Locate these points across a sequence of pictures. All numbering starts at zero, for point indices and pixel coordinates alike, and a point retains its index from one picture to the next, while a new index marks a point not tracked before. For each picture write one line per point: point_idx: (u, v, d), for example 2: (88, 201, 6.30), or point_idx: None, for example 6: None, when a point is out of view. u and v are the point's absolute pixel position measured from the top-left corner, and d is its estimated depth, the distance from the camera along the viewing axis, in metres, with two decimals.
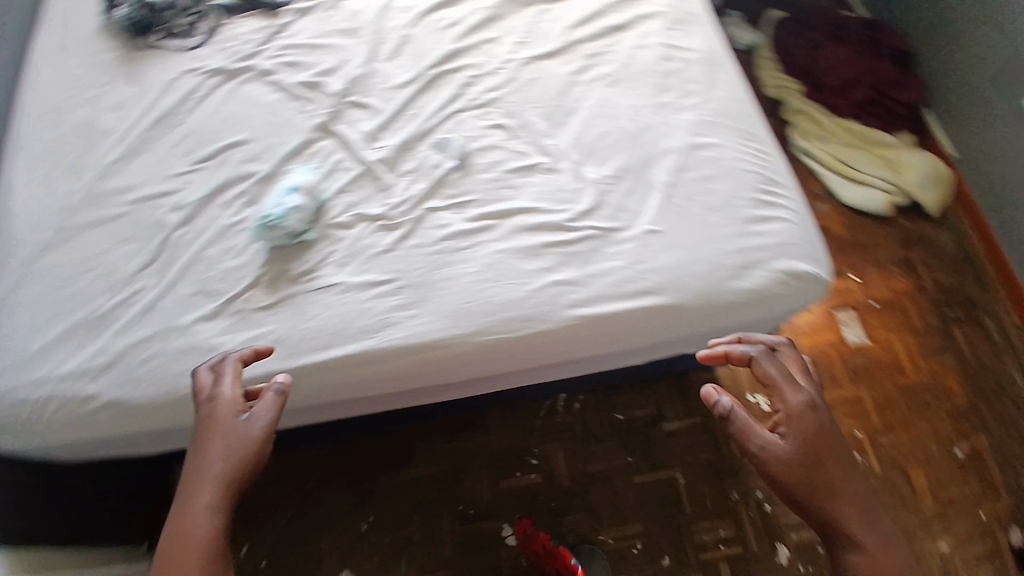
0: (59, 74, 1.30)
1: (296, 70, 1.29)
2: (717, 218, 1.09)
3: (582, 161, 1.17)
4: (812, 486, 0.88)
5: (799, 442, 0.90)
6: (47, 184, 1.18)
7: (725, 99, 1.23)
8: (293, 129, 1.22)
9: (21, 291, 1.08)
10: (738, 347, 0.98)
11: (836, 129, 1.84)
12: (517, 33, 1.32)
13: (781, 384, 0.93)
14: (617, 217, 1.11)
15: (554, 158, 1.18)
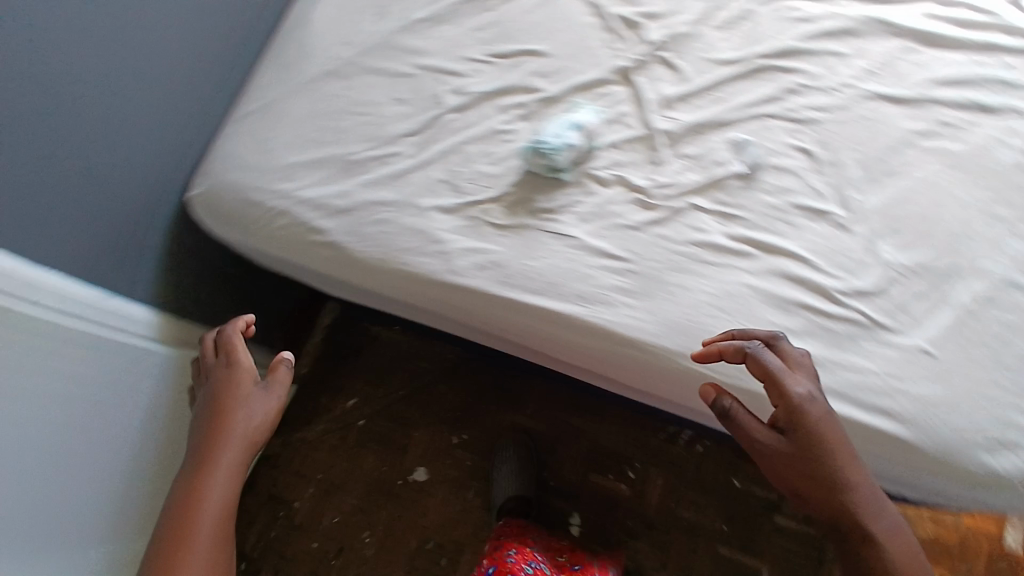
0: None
1: (622, 0, 1.17)
2: (1005, 380, 0.93)
3: (881, 235, 1.02)
4: (810, 486, 0.84)
5: (796, 437, 0.85)
6: (349, 10, 1.16)
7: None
8: (594, 61, 1.13)
9: (290, 101, 1.08)
10: (730, 342, 0.89)
11: None
12: (871, 60, 1.13)
13: (779, 378, 0.85)
14: (894, 315, 0.98)
15: (851, 216, 1.03)
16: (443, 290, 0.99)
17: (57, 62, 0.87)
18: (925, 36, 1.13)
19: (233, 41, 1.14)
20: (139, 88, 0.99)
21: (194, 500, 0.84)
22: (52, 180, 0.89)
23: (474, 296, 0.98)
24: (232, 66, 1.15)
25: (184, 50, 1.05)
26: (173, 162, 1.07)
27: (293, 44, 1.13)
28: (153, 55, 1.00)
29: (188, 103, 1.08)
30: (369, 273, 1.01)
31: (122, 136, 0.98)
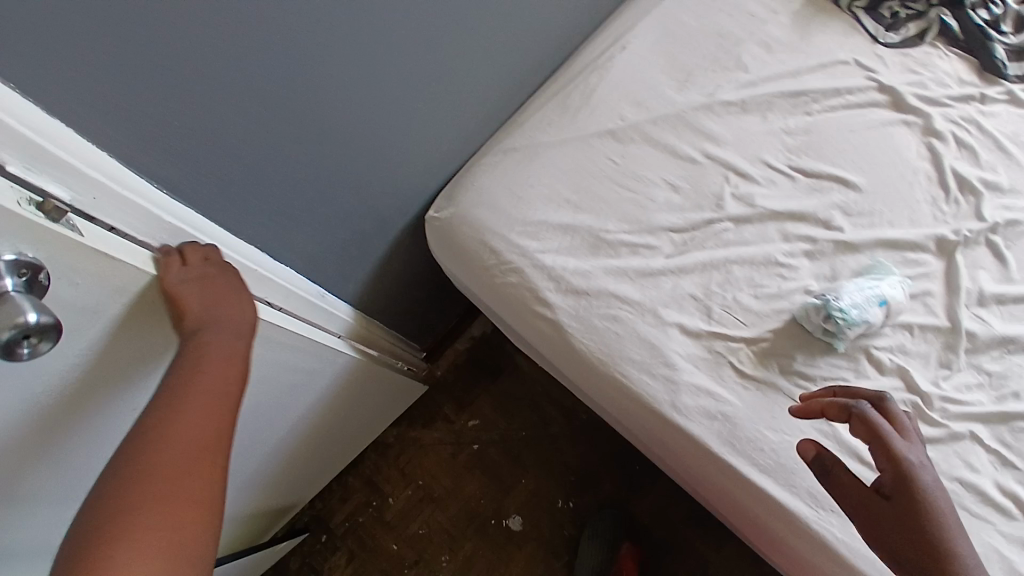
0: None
1: (962, 156, 1.03)
2: None
3: None
4: (915, 556, 0.72)
5: (898, 502, 0.73)
6: (656, 71, 1.09)
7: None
8: (911, 215, 0.98)
9: (563, 152, 1.03)
10: (833, 401, 0.79)
11: None
12: None
13: (887, 441, 0.74)
14: None
15: None
16: (660, 426, 0.89)
17: (406, 73, 0.84)
18: None
19: (527, 62, 1.08)
20: (444, 106, 0.96)
21: (173, 408, 0.59)
22: (344, 183, 0.86)
23: (687, 444, 0.88)
24: (516, 87, 1.09)
25: (494, 71, 1.01)
26: (431, 177, 1.04)
27: (582, 86, 1.07)
28: (468, 76, 0.97)
29: (466, 124, 1.04)
30: (583, 369, 0.93)
31: (410, 149, 0.95)
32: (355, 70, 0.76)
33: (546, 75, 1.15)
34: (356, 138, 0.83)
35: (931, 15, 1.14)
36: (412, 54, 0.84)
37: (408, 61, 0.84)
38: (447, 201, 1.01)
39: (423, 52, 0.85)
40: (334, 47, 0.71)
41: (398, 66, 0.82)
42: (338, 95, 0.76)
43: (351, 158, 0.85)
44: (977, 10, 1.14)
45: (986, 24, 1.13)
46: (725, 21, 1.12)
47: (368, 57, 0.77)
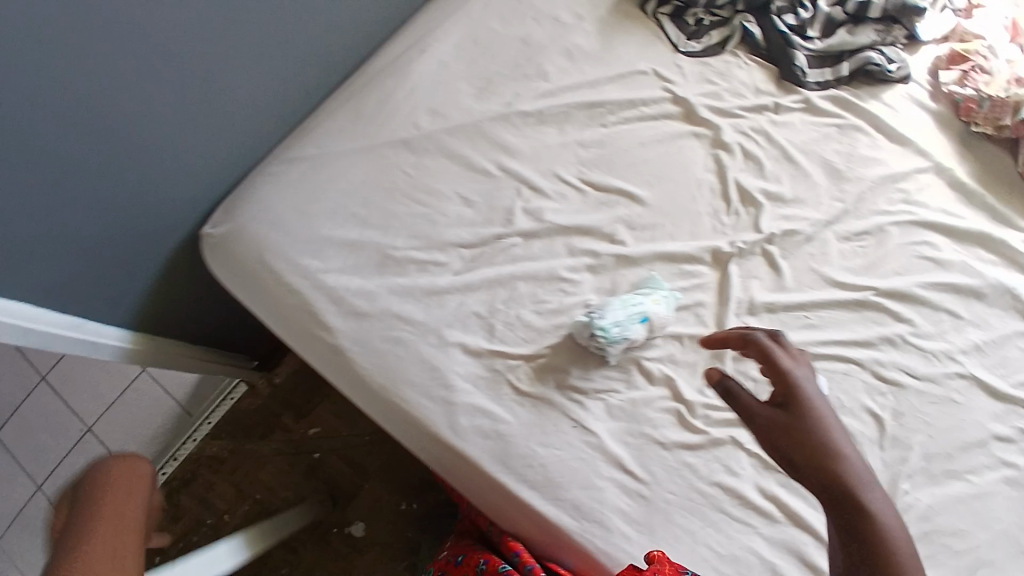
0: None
1: (748, 167, 1.04)
2: None
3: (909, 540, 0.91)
4: (815, 466, 0.63)
5: (789, 415, 0.67)
6: (454, 77, 1.05)
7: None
8: (691, 229, 1.01)
9: (351, 162, 0.99)
10: (735, 331, 0.77)
11: None
12: (983, 335, 1.02)
13: (780, 355, 0.71)
14: None
15: None
16: (441, 448, 0.90)
17: (138, 82, 0.82)
18: None
19: (312, 64, 1.03)
20: (210, 113, 0.93)
21: None
22: (90, 195, 0.84)
23: (466, 466, 0.90)
24: (306, 89, 1.05)
25: (269, 76, 0.98)
26: (211, 186, 1.00)
27: (377, 91, 1.03)
28: (235, 84, 0.94)
29: (248, 128, 1.00)
30: (367, 394, 0.92)
31: (177, 159, 0.92)
32: (65, 82, 0.74)
33: (343, 76, 1.09)
34: (91, 149, 0.81)
35: (735, 23, 1.11)
36: (143, 65, 0.81)
37: (124, 66, 0.79)
38: (226, 215, 0.97)
39: (158, 59, 0.83)
40: (20, 57, 0.69)
41: (127, 74, 0.80)
42: (35, 107, 0.73)
43: (92, 168, 0.82)
44: (785, 15, 1.11)
45: (791, 31, 1.10)
46: (531, 24, 1.09)
47: (77, 67, 0.75)
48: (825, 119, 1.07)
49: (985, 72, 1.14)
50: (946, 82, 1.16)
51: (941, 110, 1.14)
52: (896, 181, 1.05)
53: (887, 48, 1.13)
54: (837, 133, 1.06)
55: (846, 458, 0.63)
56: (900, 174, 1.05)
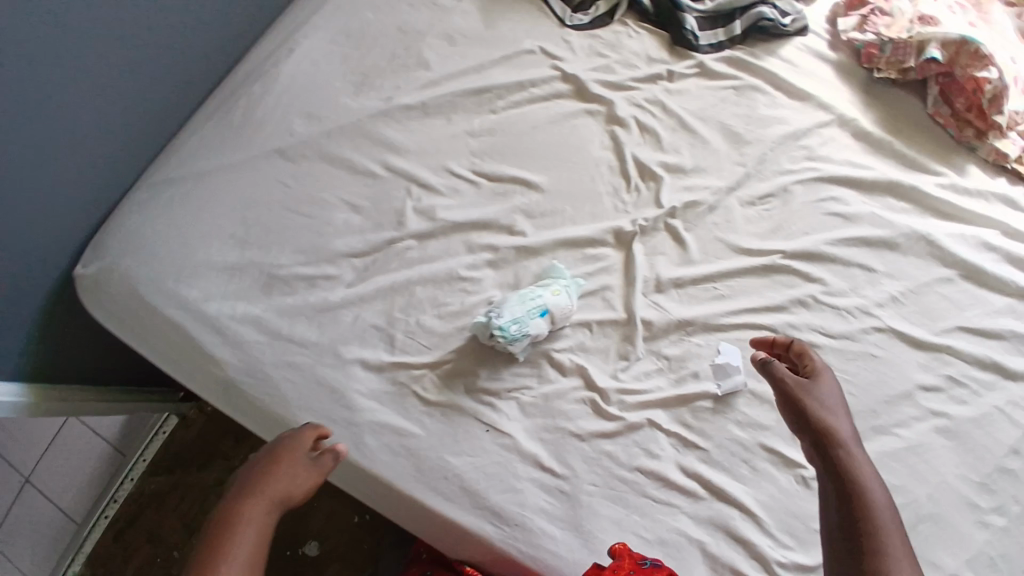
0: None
1: (645, 142, 1.01)
2: None
3: None
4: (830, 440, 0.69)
5: (796, 377, 0.74)
6: (327, 77, 0.99)
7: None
8: (593, 211, 0.97)
9: (223, 179, 0.93)
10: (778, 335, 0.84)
11: None
12: (902, 284, 0.99)
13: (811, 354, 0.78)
14: None
15: None
16: (351, 470, 0.86)
17: None
18: (959, 269, 1.02)
19: (168, 76, 0.97)
20: (65, 139, 0.86)
21: None
22: None
23: (377, 485, 0.86)
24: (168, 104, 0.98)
25: (121, 93, 0.91)
26: (79, 220, 0.93)
27: (245, 99, 0.97)
28: (86, 103, 0.87)
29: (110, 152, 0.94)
30: (267, 423, 0.88)
31: (38, 194, 0.85)
32: None
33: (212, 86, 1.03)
34: None
35: None
36: None
37: None
38: (97, 251, 0.91)
39: (8, 78, 0.76)
40: None
41: None
42: None
43: None
44: None
45: None
46: (407, 12, 1.04)
47: None
48: (718, 82, 1.04)
49: (886, 14, 1.11)
50: (846, 29, 1.13)
51: (842, 59, 1.10)
52: (799, 138, 1.03)
53: (779, 1, 1.10)
54: (734, 95, 1.04)
55: (841, 415, 0.71)
56: (803, 130, 1.03)
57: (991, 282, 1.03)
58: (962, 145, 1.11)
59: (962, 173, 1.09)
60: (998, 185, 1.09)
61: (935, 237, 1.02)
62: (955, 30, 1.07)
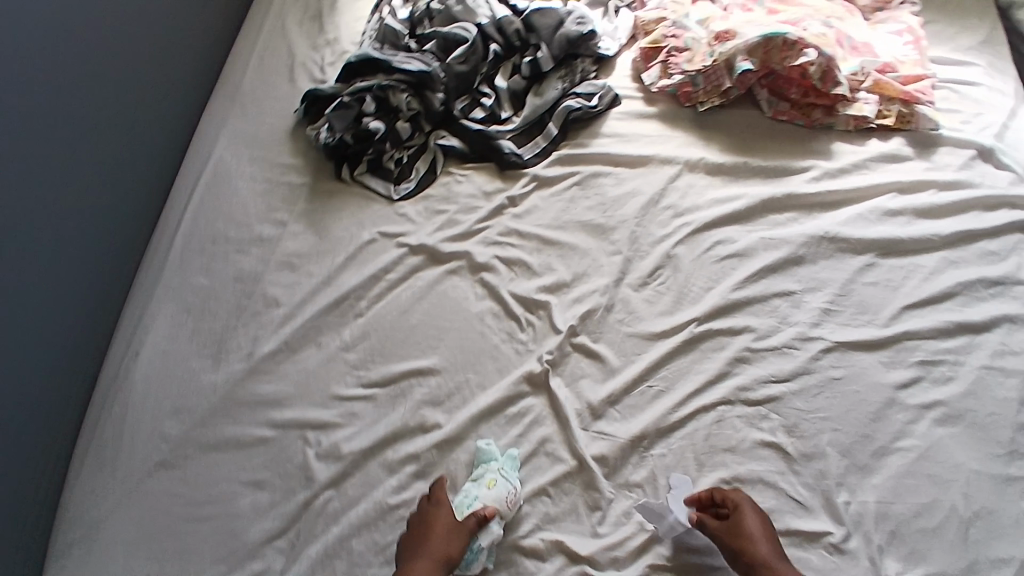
0: (231, 197, 1.07)
1: (516, 274, 0.97)
2: None
3: (884, 545, 0.79)
4: None
5: (730, 529, 0.75)
6: (184, 360, 0.93)
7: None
8: (498, 368, 0.90)
9: (119, 518, 0.82)
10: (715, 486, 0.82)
11: None
12: (827, 291, 0.95)
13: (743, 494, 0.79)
14: None
15: (847, 529, 0.79)
16: None
17: None
18: (872, 248, 0.98)
19: (29, 423, 0.85)
20: None
21: None
22: None
23: None
24: (41, 458, 0.86)
25: None
26: None
27: (110, 424, 0.89)
28: None
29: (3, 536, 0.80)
30: None
31: None
32: None
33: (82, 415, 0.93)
34: None
35: (431, 144, 1.07)
36: None
37: None
38: None
39: None
40: None
41: None
42: None
43: None
44: (473, 111, 1.09)
45: (485, 123, 1.08)
46: (237, 259, 1.01)
47: None
48: (559, 187, 1.04)
49: (682, 50, 1.11)
50: (653, 81, 1.11)
51: (664, 107, 1.11)
52: (659, 200, 1.03)
53: (582, 85, 1.11)
54: (580, 189, 1.04)
55: (762, 544, 0.73)
56: (658, 193, 1.03)
57: (910, 246, 0.99)
58: (821, 128, 1.09)
59: (832, 155, 1.06)
60: (871, 149, 1.07)
61: (833, 233, 0.99)
62: (754, 35, 1.05)
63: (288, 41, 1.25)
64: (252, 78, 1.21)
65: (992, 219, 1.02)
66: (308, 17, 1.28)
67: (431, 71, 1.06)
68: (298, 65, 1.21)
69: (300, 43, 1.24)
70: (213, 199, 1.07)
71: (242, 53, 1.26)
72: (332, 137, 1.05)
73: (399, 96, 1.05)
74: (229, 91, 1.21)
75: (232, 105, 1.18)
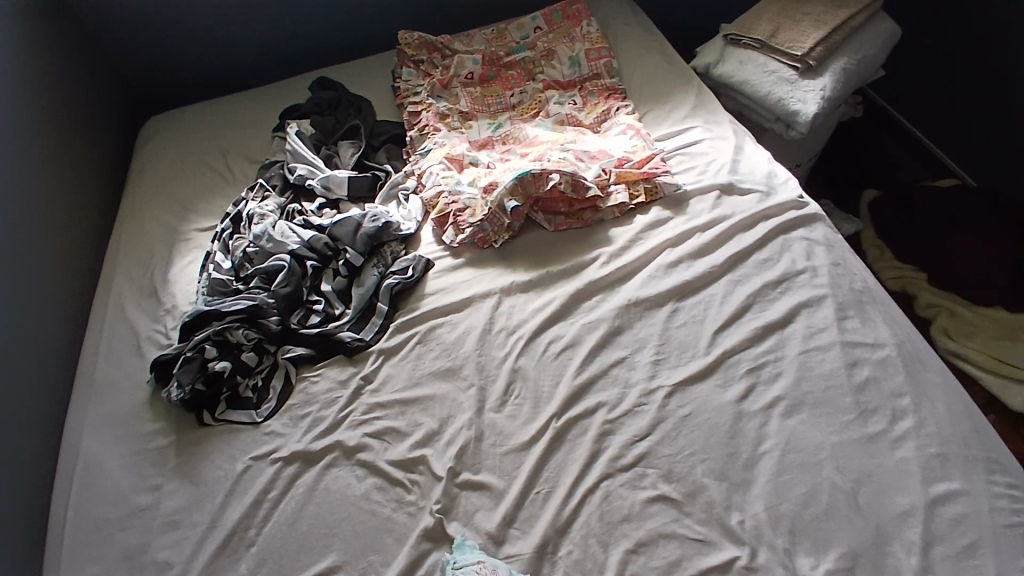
0: (104, 480, 1.08)
1: (389, 442, 1.03)
2: None
3: (788, 547, 0.83)
4: None
5: None
6: None
7: (948, 419, 0.94)
8: (395, 537, 0.92)
9: None
10: None
11: (981, 321, 1.61)
12: (651, 347, 1.08)
13: None
14: None
15: (751, 547, 0.84)
16: None
17: None
18: (677, 296, 1.16)
19: None
20: None
21: None
22: None
23: None
24: None
25: None
26: None
27: None
28: None
29: None
30: None
31: None
32: None
33: None
34: None
35: (280, 360, 1.16)
36: None
37: None
38: None
39: None
40: None
41: None
42: None
43: None
44: (309, 318, 1.22)
45: (323, 324, 1.21)
46: (119, 541, 1.00)
47: None
48: (404, 350, 1.15)
49: (463, 209, 1.33)
50: (452, 239, 1.32)
51: (470, 255, 1.30)
52: (492, 326, 1.16)
53: (395, 263, 1.29)
54: (422, 345, 1.16)
55: None
56: (489, 322, 1.17)
57: (699, 284, 1.17)
58: (596, 223, 1.33)
59: (612, 240, 1.28)
60: (638, 223, 1.31)
61: (635, 297, 1.15)
62: (507, 181, 1.29)
63: (130, 322, 1.34)
64: (104, 363, 1.27)
65: (753, 236, 1.24)
66: (145, 294, 1.39)
67: (258, 302, 1.19)
68: (144, 339, 1.29)
69: (142, 320, 1.34)
70: (86, 491, 1.07)
71: (90, 346, 1.32)
72: (184, 389, 1.11)
73: (236, 332, 1.16)
74: (84, 384, 1.25)
75: (88, 395, 1.22)
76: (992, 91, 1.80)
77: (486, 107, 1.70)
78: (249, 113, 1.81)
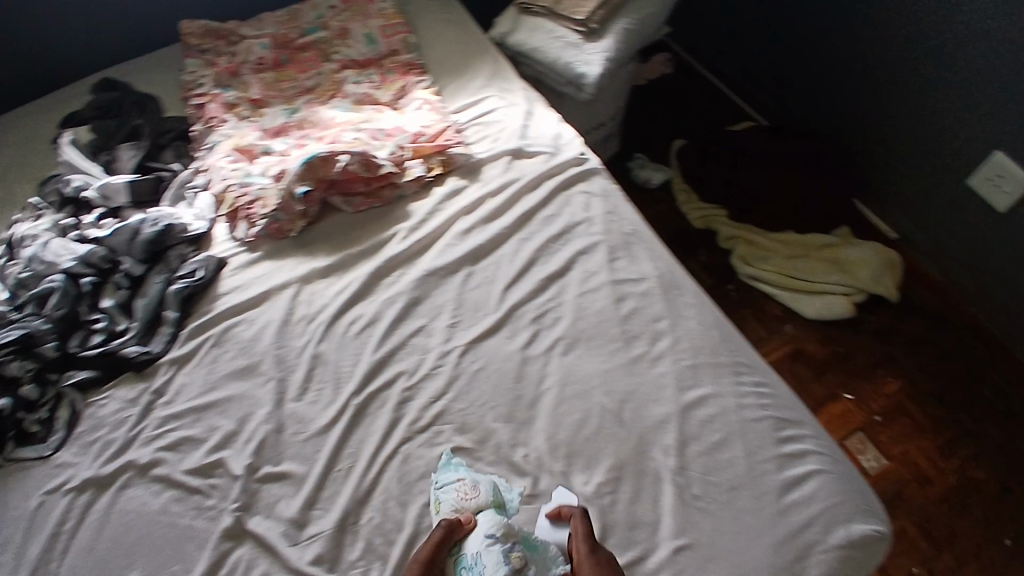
0: None
1: (189, 449, 1.00)
2: (745, 502, 0.90)
3: (562, 471, 0.93)
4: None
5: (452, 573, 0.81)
6: None
7: (699, 332, 1.06)
8: (196, 544, 0.91)
9: None
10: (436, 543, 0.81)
11: (774, 245, 1.84)
12: (446, 313, 1.13)
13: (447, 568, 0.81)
14: (634, 538, 0.88)
15: (533, 477, 0.93)
16: None
17: None
18: (470, 261, 1.21)
19: None
20: None
21: None
22: None
23: None
24: None
25: None
26: None
27: None
28: None
29: None
30: None
31: None
32: None
33: None
34: None
35: (64, 388, 1.07)
36: None
37: None
38: None
39: None
40: None
41: None
42: None
43: None
44: (90, 338, 1.13)
45: (105, 343, 1.12)
46: None
47: None
48: (199, 353, 1.11)
49: (254, 200, 1.28)
50: (245, 233, 1.27)
51: (266, 247, 1.27)
52: (292, 317, 1.15)
53: (179, 268, 1.22)
54: (218, 347, 1.12)
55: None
56: (289, 312, 1.16)
57: (490, 246, 1.23)
58: (394, 200, 1.34)
59: (409, 215, 1.31)
60: (435, 196, 1.34)
61: (431, 267, 1.20)
62: (296, 167, 1.27)
63: None
64: None
65: (539, 194, 1.32)
66: None
67: (31, 330, 1.09)
68: None
69: None
70: None
71: None
72: None
73: (10, 366, 1.05)
74: None
75: None
76: (770, 36, 2.02)
77: (281, 93, 1.63)
78: (24, 127, 1.58)
